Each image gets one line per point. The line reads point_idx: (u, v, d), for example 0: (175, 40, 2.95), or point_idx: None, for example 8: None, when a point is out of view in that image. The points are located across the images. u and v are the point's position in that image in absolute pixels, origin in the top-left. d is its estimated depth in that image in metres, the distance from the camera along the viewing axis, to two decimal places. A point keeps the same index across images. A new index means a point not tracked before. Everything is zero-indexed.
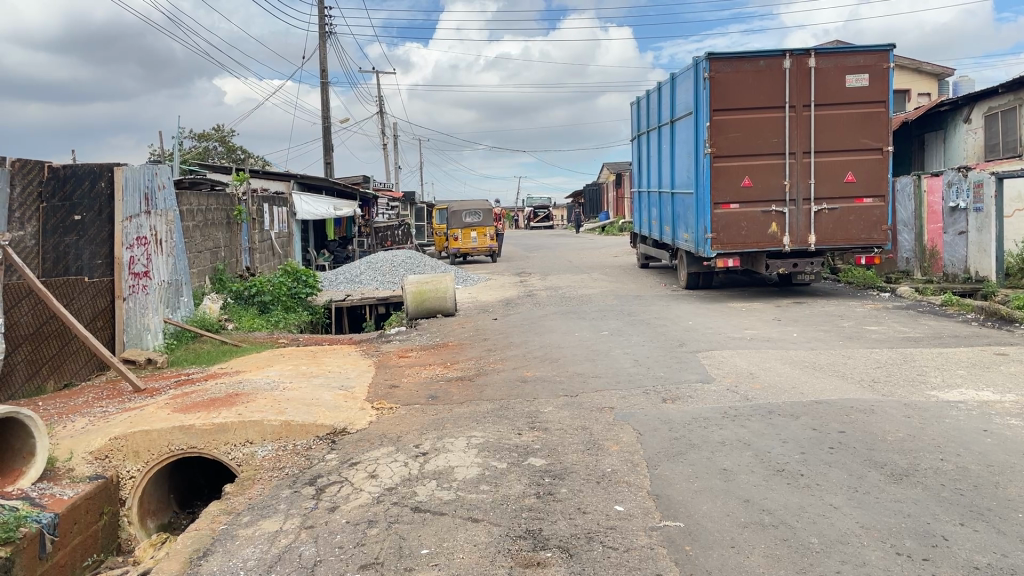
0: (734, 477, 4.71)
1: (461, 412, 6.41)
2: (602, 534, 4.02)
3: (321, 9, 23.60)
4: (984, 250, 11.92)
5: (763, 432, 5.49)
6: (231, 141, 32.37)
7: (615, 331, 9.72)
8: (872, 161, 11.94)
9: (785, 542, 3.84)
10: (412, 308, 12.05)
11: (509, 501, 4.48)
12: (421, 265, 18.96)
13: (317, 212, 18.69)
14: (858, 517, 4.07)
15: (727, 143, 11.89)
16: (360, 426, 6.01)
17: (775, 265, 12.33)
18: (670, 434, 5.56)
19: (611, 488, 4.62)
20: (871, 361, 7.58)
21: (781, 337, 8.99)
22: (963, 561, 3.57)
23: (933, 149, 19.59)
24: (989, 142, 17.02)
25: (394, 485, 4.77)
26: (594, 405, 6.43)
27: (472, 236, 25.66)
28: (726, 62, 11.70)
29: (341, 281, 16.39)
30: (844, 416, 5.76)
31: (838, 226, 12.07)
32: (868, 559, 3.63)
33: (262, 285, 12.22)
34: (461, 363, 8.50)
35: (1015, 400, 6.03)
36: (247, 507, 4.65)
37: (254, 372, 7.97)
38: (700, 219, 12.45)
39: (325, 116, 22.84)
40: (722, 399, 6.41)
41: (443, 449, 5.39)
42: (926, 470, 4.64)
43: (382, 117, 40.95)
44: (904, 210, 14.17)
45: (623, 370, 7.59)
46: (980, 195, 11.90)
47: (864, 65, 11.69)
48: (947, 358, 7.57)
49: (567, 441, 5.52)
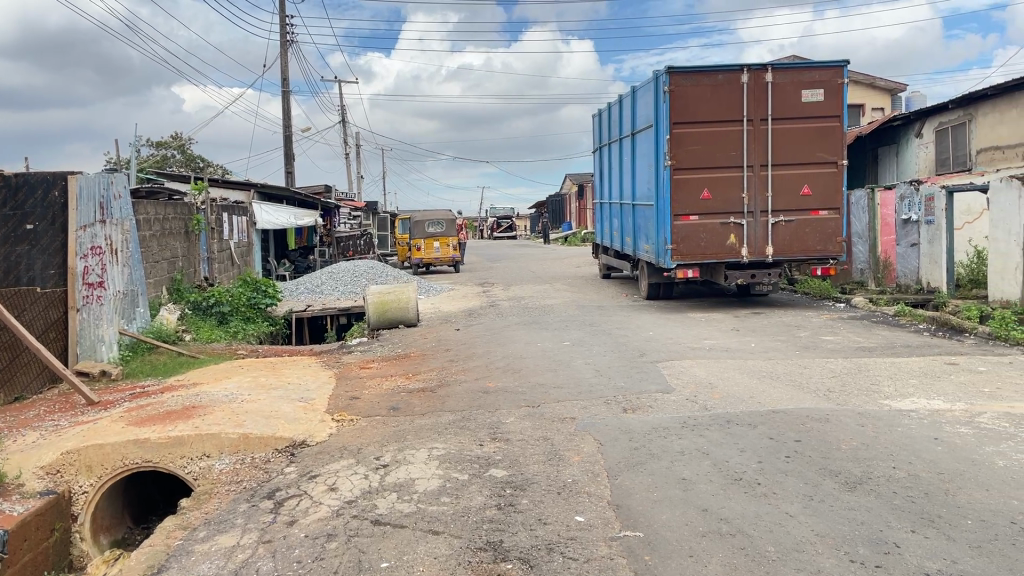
0: (693, 486, 4.77)
1: (422, 423, 6.38)
2: (562, 544, 4.04)
3: (282, 18, 23.45)
4: (936, 261, 12.18)
5: (721, 441, 5.57)
6: (190, 149, 31.97)
7: (577, 341, 9.79)
8: (826, 175, 12.19)
9: (742, 550, 3.90)
10: (374, 318, 11.96)
11: (470, 512, 4.47)
12: (383, 274, 18.88)
13: (277, 221, 18.58)
14: (813, 525, 4.15)
15: (686, 156, 12.04)
16: (320, 439, 5.97)
17: (733, 276, 12.48)
18: (630, 443, 5.62)
19: (571, 499, 4.64)
20: (826, 371, 7.72)
21: (739, 347, 9.13)
22: (915, 567, 3.66)
23: (885, 163, 20.08)
24: (939, 156, 17.48)
25: (354, 498, 4.74)
26: (555, 415, 6.46)
27: (434, 246, 25.62)
28: (685, 75, 11.86)
29: (302, 291, 16.26)
30: (799, 425, 5.85)
31: (795, 238, 12.28)
32: (822, 566, 3.70)
33: (222, 295, 12.09)
34: (422, 374, 8.46)
35: (966, 409, 6.19)
36: (204, 522, 4.57)
37: (212, 384, 7.87)
38: (660, 230, 12.58)
39: (286, 124, 22.65)
40: (682, 409, 6.49)
41: (404, 461, 5.37)
42: (878, 478, 4.74)
43: (343, 127, 40.67)
44: (858, 222, 14.50)
45: (584, 380, 7.65)
46: (931, 208, 12.20)
47: (819, 80, 11.94)
48: (900, 367, 7.75)
49: (528, 452, 5.53)
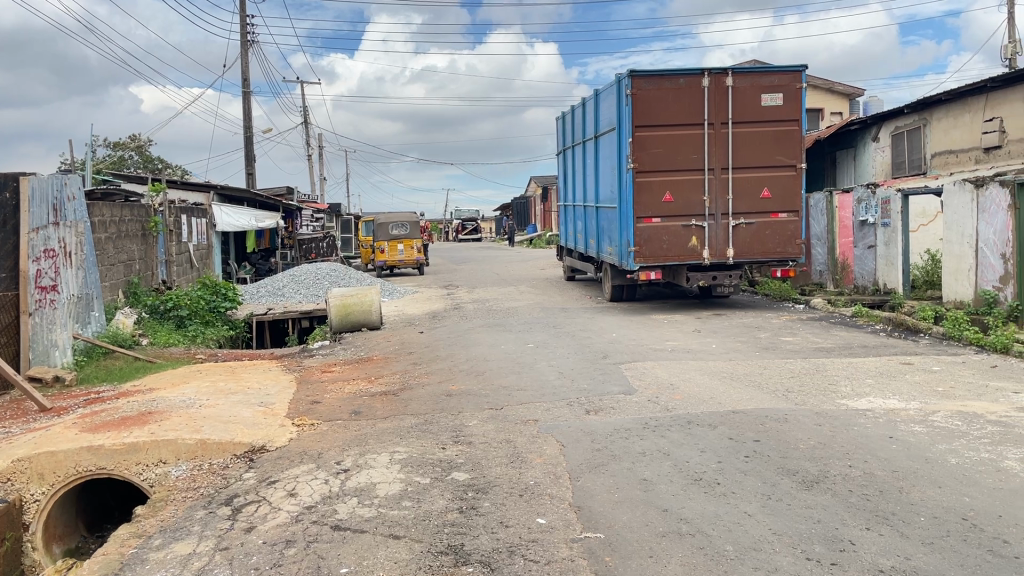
0: (654, 486, 4.80)
1: (384, 427, 6.34)
2: (523, 547, 4.03)
3: (243, 17, 23.19)
4: (892, 263, 12.40)
5: (682, 441, 5.62)
6: (149, 150, 31.49)
7: (541, 343, 9.80)
8: (785, 178, 12.36)
9: (701, 549, 3.93)
10: (336, 322, 11.87)
11: (431, 516, 4.45)
12: (346, 277, 18.75)
13: (237, 223, 18.42)
14: (771, 524, 4.19)
15: (649, 159, 12.13)
16: (280, 444, 5.90)
17: (695, 278, 12.60)
18: (593, 445, 5.63)
19: (534, 501, 4.64)
20: (786, 371, 7.81)
21: (701, 348, 9.21)
22: (869, 564, 3.71)
23: (844, 166, 20.42)
24: (895, 159, 17.83)
25: (313, 503, 4.69)
26: (518, 418, 6.44)
27: (399, 249, 25.47)
28: (647, 79, 11.96)
29: (263, 294, 16.07)
30: (759, 425, 5.92)
31: (755, 240, 12.44)
32: (780, 565, 3.74)
33: (180, 299, 11.89)
34: (385, 378, 8.39)
35: (920, 408, 6.30)
36: (159, 530, 4.49)
37: (170, 389, 7.73)
38: (623, 232, 12.64)
39: (247, 126, 22.39)
40: (644, 410, 6.52)
41: (365, 465, 5.33)
42: (835, 477, 4.80)
43: (306, 129, 40.35)
44: (818, 225, 14.74)
45: (548, 383, 7.64)
46: (887, 211, 12.42)
47: (778, 85, 12.10)
48: (857, 367, 7.87)
49: (491, 455, 5.52)
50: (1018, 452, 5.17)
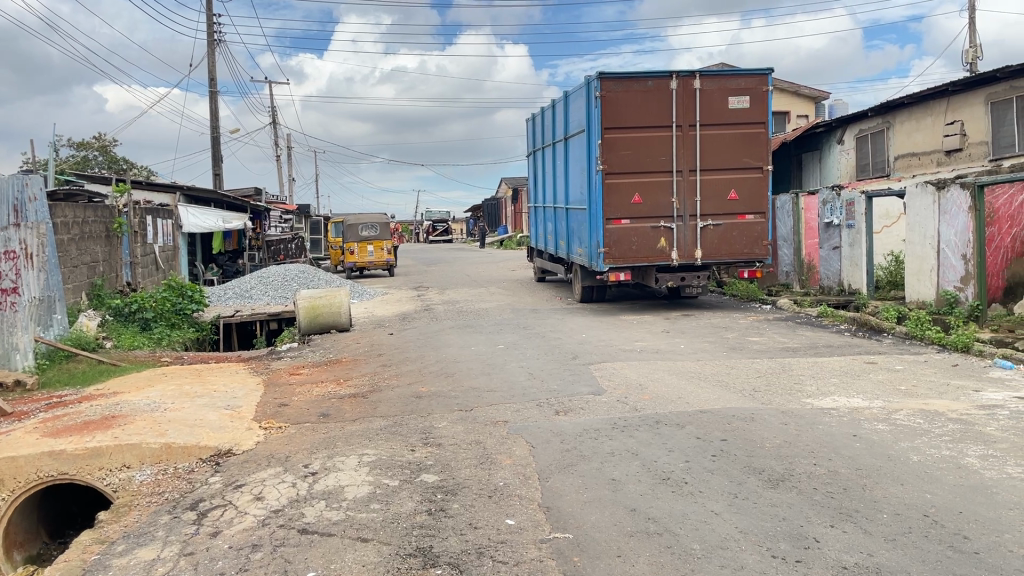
0: (623, 486, 4.82)
1: (352, 429, 6.30)
2: (492, 548, 4.03)
3: (210, 17, 22.93)
4: (856, 264, 12.57)
5: (650, 441, 5.65)
6: (113, 150, 31.03)
7: (510, 345, 9.81)
8: (752, 180, 12.50)
9: (669, 549, 3.95)
10: (304, 324, 11.77)
11: (400, 518, 4.43)
12: (315, 279, 18.63)
13: (204, 225, 18.22)
14: (737, 523, 4.23)
15: (618, 161, 12.19)
16: (247, 447, 5.85)
17: (664, 279, 12.70)
18: (562, 445, 5.65)
19: (502, 502, 4.64)
20: (752, 371, 7.90)
21: (669, 348, 9.28)
22: (833, 561, 3.76)
23: (809, 169, 20.70)
24: (860, 162, 18.10)
25: (280, 507, 4.65)
26: (488, 419, 6.44)
27: (368, 250, 25.33)
28: (616, 81, 12.02)
29: (230, 295, 15.90)
30: (726, 425, 5.97)
31: (722, 241, 12.56)
32: (746, 562, 3.78)
33: (144, 300, 11.77)
34: (354, 380, 8.34)
35: (883, 407, 6.41)
36: (123, 535, 4.42)
37: (134, 393, 7.62)
38: (592, 234, 12.69)
39: (214, 125, 22.13)
40: (613, 410, 6.56)
41: (333, 468, 5.29)
42: (800, 475, 4.87)
43: (275, 129, 39.98)
44: (784, 226, 14.93)
45: (517, 384, 7.64)
46: (852, 213, 12.60)
47: (745, 87, 12.23)
48: (822, 367, 7.98)
49: (460, 456, 5.51)
50: (977, 449, 5.29)
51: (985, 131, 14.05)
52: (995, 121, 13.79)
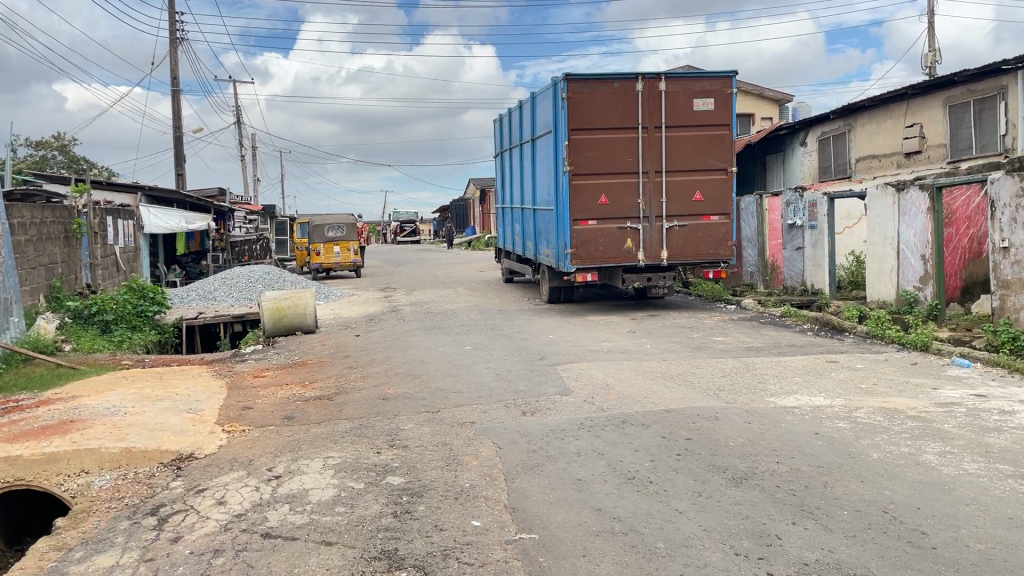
0: (588, 486, 4.84)
1: (317, 432, 6.25)
2: (457, 550, 4.02)
3: (173, 15, 22.59)
4: (818, 264, 12.74)
5: (616, 441, 5.68)
6: (73, 150, 30.45)
7: (477, 345, 9.79)
8: (717, 181, 12.63)
9: (633, 548, 3.97)
10: (269, 326, 11.65)
11: (365, 521, 4.40)
12: (280, 280, 18.45)
13: (167, 226, 17.95)
14: (701, 521, 4.27)
15: (584, 162, 12.23)
16: (209, 451, 5.78)
17: (630, 280, 12.77)
18: (529, 446, 5.65)
19: (468, 504, 4.63)
20: (717, 370, 7.97)
21: (636, 349, 9.32)
22: (795, 557, 3.81)
23: (773, 170, 20.96)
24: (822, 163, 18.36)
25: (243, 511, 4.59)
26: (455, 420, 6.42)
27: (335, 251, 25.14)
28: (583, 82, 12.06)
29: (193, 297, 15.69)
30: (691, 424, 6.02)
31: (687, 242, 12.67)
32: (709, 560, 3.81)
33: (105, 302, 11.58)
34: (320, 382, 8.27)
35: (844, 405, 6.50)
36: (81, 542, 4.33)
37: (93, 397, 7.48)
38: (559, 234, 12.72)
39: (177, 125, 21.80)
40: (579, 410, 6.57)
41: (297, 471, 5.24)
42: (763, 473, 4.92)
43: (239, 128, 39.51)
44: (749, 227, 15.11)
45: (484, 385, 7.63)
46: (814, 214, 12.77)
47: (709, 90, 12.35)
48: (785, 366, 8.08)
49: (426, 458, 5.49)
50: (936, 446, 5.38)
51: (943, 134, 14.33)
52: (953, 124, 14.07)
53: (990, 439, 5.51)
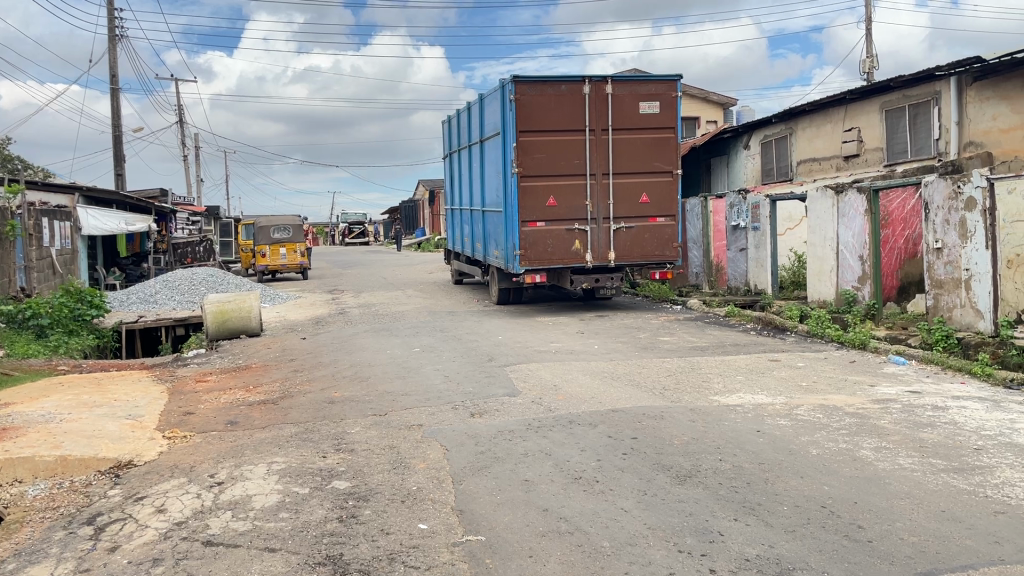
0: (535, 487, 4.86)
1: (262, 437, 6.16)
2: (403, 554, 4.00)
3: (111, 11, 22.03)
4: (761, 265, 13.00)
5: (563, 442, 5.71)
6: (6, 149, 29.47)
7: (426, 348, 9.75)
8: (662, 183, 12.82)
9: (579, 547, 4.00)
10: (212, 329, 11.44)
11: (309, 527, 4.35)
12: (224, 283, 18.12)
13: (105, 227, 17.48)
14: (646, 519, 4.32)
15: (533, 164, 12.27)
16: (149, 458, 5.66)
17: (578, 281, 12.85)
18: (476, 448, 5.64)
19: (415, 507, 4.61)
20: (663, 370, 8.08)
21: (583, 349, 9.39)
22: (735, 553, 3.88)
23: (718, 173, 21.34)
24: (765, 166, 18.75)
25: (184, 519, 4.50)
26: (402, 423, 6.38)
27: (280, 253, 24.82)
28: (530, 85, 12.10)
29: (134, 300, 15.31)
30: (637, 423, 6.09)
31: (634, 244, 12.83)
32: (653, 558, 3.86)
33: (40, 306, 11.24)
34: (264, 386, 8.13)
35: (785, 403, 6.65)
36: (13, 554, 4.19)
37: (27, 404, 7.24)
38: (508, 236, 12.74)
39: (117, 124, 21.25)
40: (527, 411, 6.60)
41: (240, 478, 5.15)
42: (706, 471, 5.01)
43: (182, 126, 38.63)
44: (694, 228, 15.35)
45: (433, 387, 7.60)
46: (757, 215, 13.03)
47: (655, 93, 12.53)
48: (728, 365, 8.22)
49: (373, 461, 5.45)
50: (872, 442, 5.54)
51: (879, 138, 14.76)
52: (889, 129, 14.49)
53: (923, 435, 5.69)
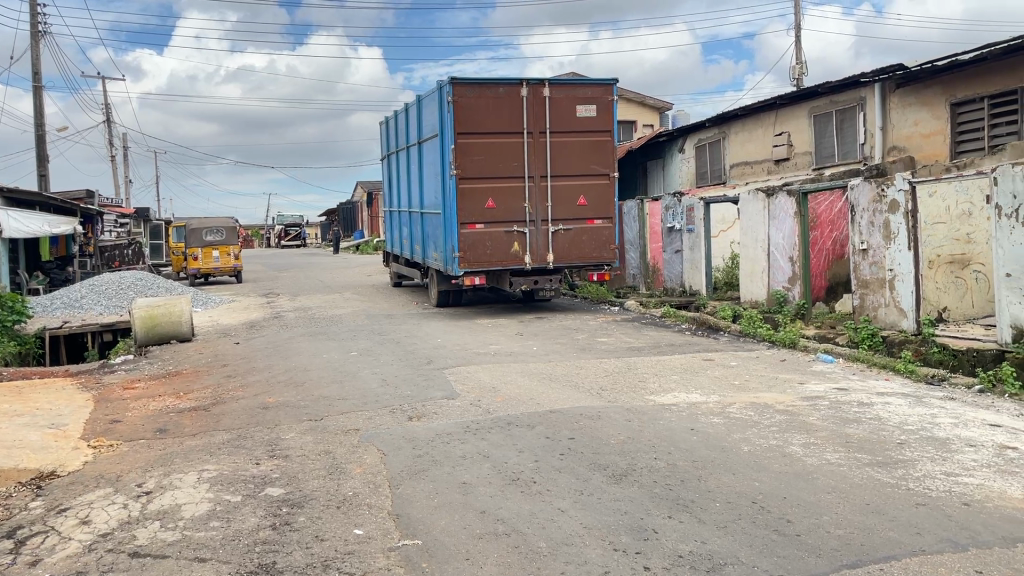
0: (473, 490, 4.85)
1: (193, 445, 6.00)
2: (338, 560, 3.95)
3: (33, 6, 21.22)
4: (696, 266, 13.24)
5: (501, 443, 5.72)
6: None
7: (363, 351, 9.64)
8: (600, 185, 12.97)
9: (515, 548, 4.01)
10: (141, 334, 11.10)
11: (241, 535, 4.26)
12: (154, 287, 17.62)
13: (27, 229, 16.85)
14: (582, 518, 4.35)
15: (471, 166, 12.27)
16: (73, 468, 5.46)
17: (518, 283, 12.89)
18: (414, 451, 5.61)
19: (351, 513, 4.55)
20: (600, 370, 8.16)
21: (522, 351, 9.43)
22: (669, 550, 3.94)
23: (654, 176, 21.66)
24: (699, 169, 19.11)
25: (110, 530, 4.36)
26: (339, 428, 6.31)
27: (213, 256, 24.28)
28: (468, 87, 12.08)
29: (58, 305, 14.78)
30: (574, 423, 6.14)
31: (573, 245, 12.94)
32: (589, 557, 3.89)
33: None
34: (196, 392, 7.93)
35: (718, 401, 6.78)
36: None
37: None
38: (447, 238, 12.70)
39: (39, 123, 20.48)
40: (466, 414, 6.59)
41: (170, 486, 5.02)
42: (641, 469, 5.08)
43: (110, 126, 37.46)
44: (631, 230, 15.55)
45: (370, 391, 7.53)
46: (691, 218, 13.26)
47: (592, 97, 12.66)
48: (664, 365, 8.36)
49: (308, 467, 5.37)
50: (801, 438, 5.69)
51: (808, 142, 15.20)
52: (817, 133, 14.93)
53: (849, 430, 5.87)
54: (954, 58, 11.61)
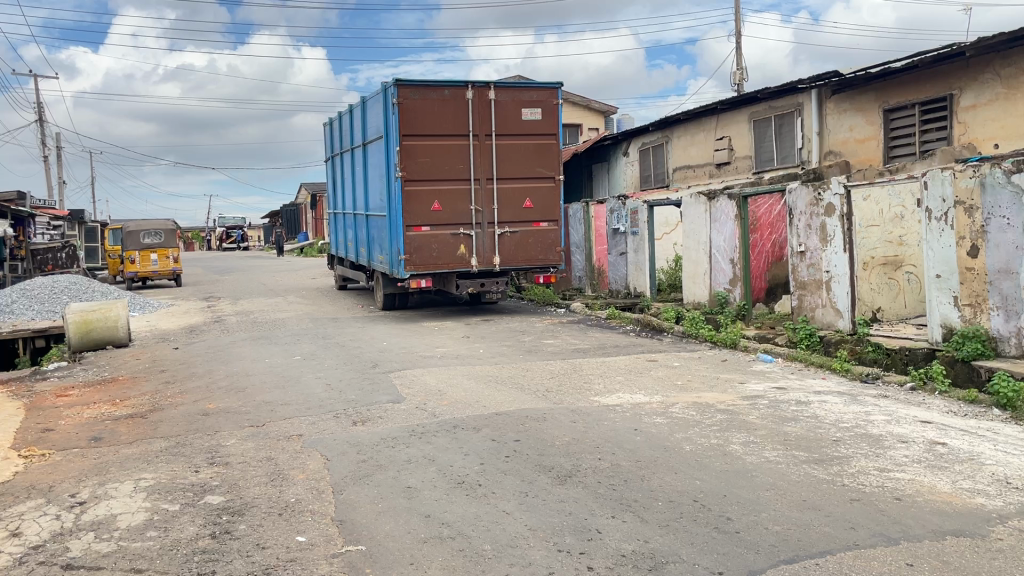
0: (417, 494, 4.83)
1: (129, 453, 5.85)
2: (279, 568, 3.89)
3: None
4: (640, 268, 13.40)
5: (447, 446, 5.70)
6: None
7: (307, 355, 9.52)
8: (545, 188, 13.05)
9: (460, 552, 4.01)
10: (74, 340, 10.78)
11: (179, 545, 4.17)
12: (89, 291, 17.12)
13: None
14: (527, 520, 4.37)
15: (417, 168, 12.21)
16: (2, 479, 5.27)
17: (464, 285, 12.88)
18: (358, 456, 5.56)
19: (294, 520, 4.49)
20: (546, 372, 8.20)
21: (468, 353, 9.42)
22: (613, 550, 3.98)
23: (599, 179, 21.87)
24: (643, 173, 19.35)
25: (41, 543, 4.22)
26: (281, 434, 6.21)
27: (151, 259, 23.69)
28: (413, 89, 12.02)
29: None
30: (519, 425, 6.16)
31: (519, 248, 12.98)
32: (533, 559, 3.91)
33: None
34: (132, 400, 7.73)
35: (662, 402, 6.88)
36: None
37: None
38: (393, 240, 12.61)
39: None
40: (411, 417, 6.55)
41: (105, 496, 4.88)
42: (586, 470, 5.12)
43: (43, 126, 36.31)
44: (577, 233, 15.67)
45: (314, 396, 7.44)
46: (636, 220, 13.41)
47: (537, 100, 12.73)
48: (608, 366, 8.45)
49: (249, 474, 5.28)
50: (741, 437, 5.80)
51: (748, 147, 15.51)
52: (757, 138, 15.26)
53: (787, 429, 6.01)
54: (886, 66, 12.02)
